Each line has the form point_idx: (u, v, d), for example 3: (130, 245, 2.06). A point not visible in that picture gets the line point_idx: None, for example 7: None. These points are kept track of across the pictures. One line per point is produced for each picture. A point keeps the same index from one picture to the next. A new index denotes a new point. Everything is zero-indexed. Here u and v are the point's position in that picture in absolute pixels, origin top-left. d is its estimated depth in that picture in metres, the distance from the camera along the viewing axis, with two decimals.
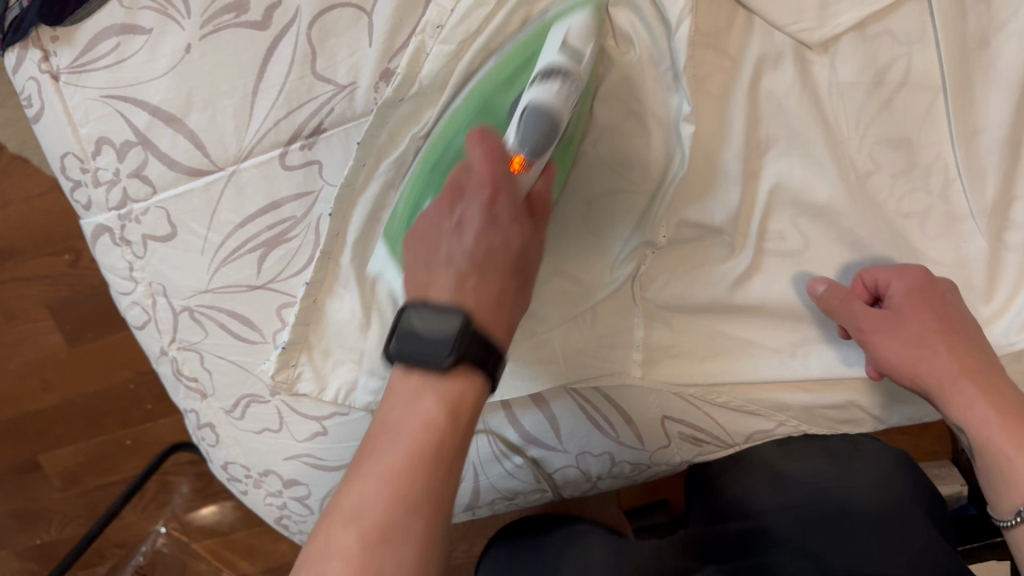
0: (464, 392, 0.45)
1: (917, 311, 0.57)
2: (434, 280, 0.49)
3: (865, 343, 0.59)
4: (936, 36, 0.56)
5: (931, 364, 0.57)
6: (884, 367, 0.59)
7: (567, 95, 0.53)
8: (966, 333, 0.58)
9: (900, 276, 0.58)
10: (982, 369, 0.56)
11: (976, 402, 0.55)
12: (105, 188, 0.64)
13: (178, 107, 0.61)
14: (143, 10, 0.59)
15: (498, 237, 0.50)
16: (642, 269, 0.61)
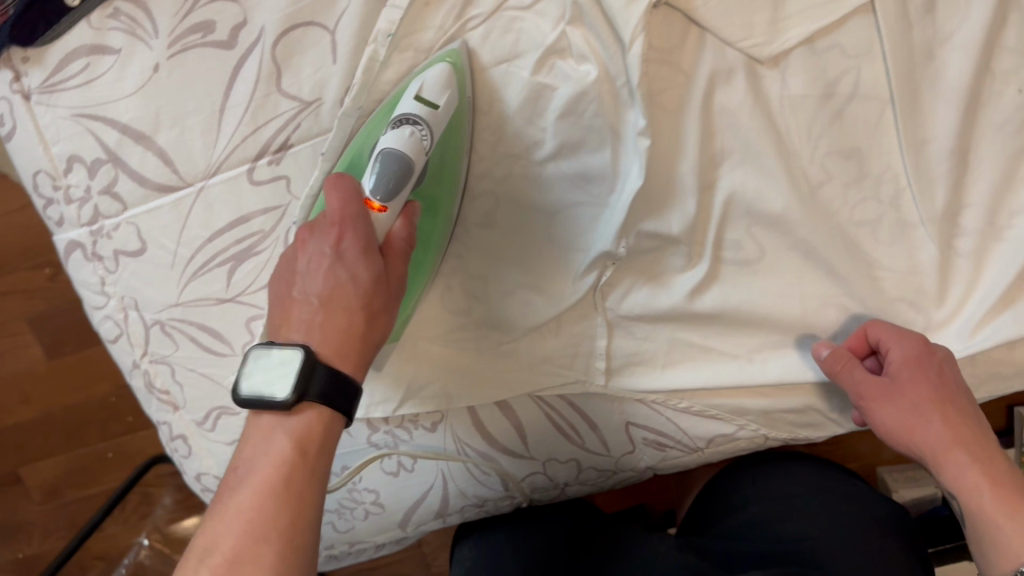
0: (312, 429, 0.48)
1: (911, 379, 0.58)
2: (290, 314, 0.50)
3: (864, 410, 0.60)
4: (883, 51, 0.58)
5: (929, 435, 0.56)
6: (883, 434, 0.59)
7: (419, 140, 0.55)
8: (961, 408, 0.57)
9: (897, 342, 0.59)
10: (978, 441, 0.55)
11: (967, 471, 0.54)
12: (77, 205, 0.65)
13: (147, 125, 0.62)
14: (112, 30, 0.61)
15: (344, 273, 0.50)
16: (603, 279, 0.63)
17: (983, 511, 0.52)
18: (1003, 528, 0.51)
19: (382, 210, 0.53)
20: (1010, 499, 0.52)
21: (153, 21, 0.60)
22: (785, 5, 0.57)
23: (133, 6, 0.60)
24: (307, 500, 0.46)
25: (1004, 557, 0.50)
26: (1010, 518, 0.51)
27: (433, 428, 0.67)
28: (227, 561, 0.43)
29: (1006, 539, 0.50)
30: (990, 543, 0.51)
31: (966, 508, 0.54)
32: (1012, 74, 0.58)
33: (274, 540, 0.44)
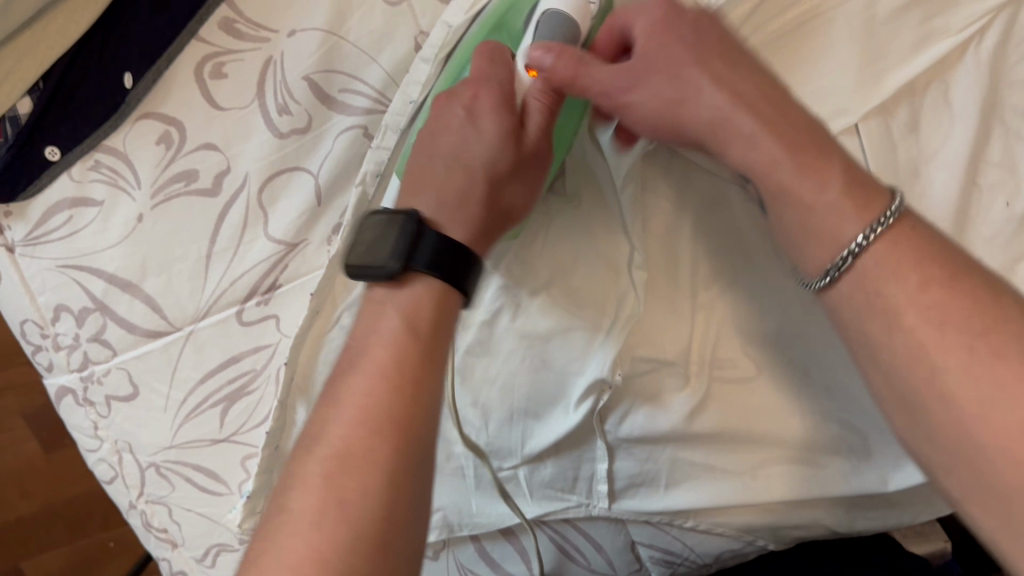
0: (423, 302, 0.45)
1: (655, 41, 0.46)
2: (414, 173, 0.49)
3: (617, 105, 0.48)
4: (871, 170, 0.57)
5: (685, 111, 0.46)
6: (641, 125, 0.48)
7: (586, 1, 0.52)
8: (703, 59, 0.45)
9: (637, 16, 0.47)
10: (762, 95, 0.44)
11: (760, 139, 0.43)
12: (66, 352, 0.64)
13: (133, 273, 0.61)
14: (93, 182, 0.60)
15: (477, 133, 0.49)
16: (602, 403, 0.61)
17: (778, 194, 0.44)
18: (819, 208, 0.42)
19: (542, 77, 0.51)
20: (819, 174, 0.42)
21: (135, 172, 0.60)
22: None
23: (113, 158, 0.59)
24: (428, 370, 0.44)
25: (814, 259, 0.43)
26: (818, 193, 0.42)
27: (436, 556, 0.68)
28: (362, 405, 0.42)
29: (835, 231, 0.42)
30: (790, 197, 0.43)
31: (744, 170, 0.46)
32: (999, 187, 0.59)
33: (408, 357, 0.44)
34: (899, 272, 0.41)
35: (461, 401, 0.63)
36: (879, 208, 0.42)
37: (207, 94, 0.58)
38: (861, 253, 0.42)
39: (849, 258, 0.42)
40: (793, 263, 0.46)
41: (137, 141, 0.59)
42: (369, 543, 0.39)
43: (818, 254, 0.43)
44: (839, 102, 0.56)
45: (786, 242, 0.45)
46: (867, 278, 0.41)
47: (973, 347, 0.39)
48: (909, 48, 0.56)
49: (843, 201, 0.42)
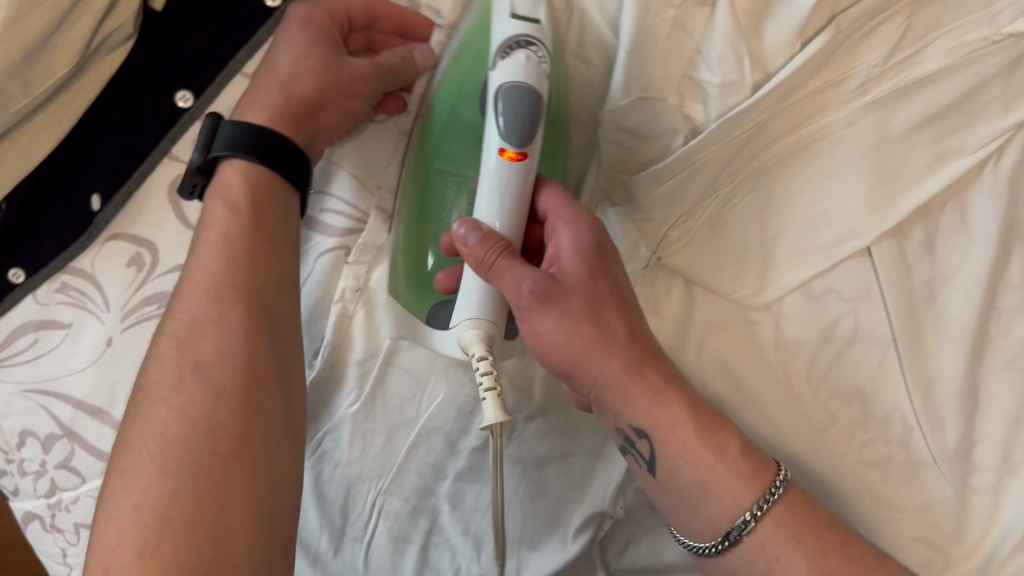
0: (235, 182, 0.51)
1: (582, 277, 0.48)
2: (264, 77, 0.54)
3: (519, 314, 0.48)
4: (881, 294, 0.55)
5: (599, 353, 0.47)
6: (538, 345, 0.48)
7: (538, 62, 0.49)
8: (604, 316, 0.48)
9: (569, 230, 0.48)
10: (650, 362, 0.48)
11: (665, 395, 0.47)
12: (32, 477, 0.60)
13: (103, 399, 0.58)
14: (59, 305, 0.57)
15: (301, 56, 0.54)
16: (602, 533, 0.59)
17: (670, 454, 0.47)
18: (716, 468, 0.46)
19: (520, 159, 0.48)
20: (715, 441, 0.46)
21: (104, 294, 0.56)
22: (775, 254, 0.54)
23: (81, 280, 0.56)
24: (253, 274, 0.49)
25: (707, 518, 0.46)
26: (718, 454, 0.46)
27: None
28: (211, 277, 0.48)
29: (721, 480, 0.45)
30: (667, 446, 0.47)
31: (634, 427, 0.48)
32: (1019, 309, 0.55)
33: (235, 225, 0.50)
34: (781, 554, 0.44)
35: (452, 529, 0.60)
36: (767, 481, 0.45)
37: (181, 215, 0.56)
38: (756, 525, 0.45)
39: (749, 521, 0.45)
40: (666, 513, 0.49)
41: (106, 263, 0.56)
42: (233, 408, 0.44)
43: (721, 512, 0.45)
44: (848, 226, 0.53)
45: (656, 497, 0.48)
46: (764, 548, 0.44)
47: None
48: (924, 167, 0.53)
49: (733, 467, 0.46)
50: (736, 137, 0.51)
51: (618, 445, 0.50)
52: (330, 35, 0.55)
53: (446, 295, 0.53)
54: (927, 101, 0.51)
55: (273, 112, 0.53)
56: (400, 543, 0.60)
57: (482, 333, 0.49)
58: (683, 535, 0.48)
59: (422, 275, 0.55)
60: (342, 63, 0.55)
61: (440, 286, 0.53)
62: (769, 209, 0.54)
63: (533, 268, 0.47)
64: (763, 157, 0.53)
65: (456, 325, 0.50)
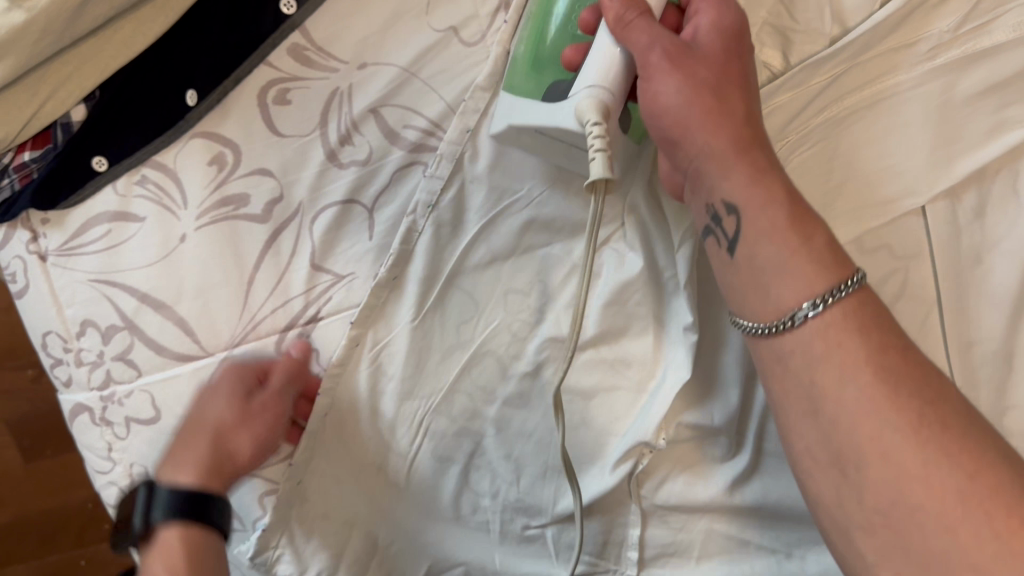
0: (175, 544, 0.54)
1: (719, 53, 0.49)
2: (191, 440, 0.58)
3: (644, 75, 0.50)
4: (931, 254, 0.58)
5: (711, 122, 0.47)
6: (656, 107, 0.49)
7: None
8: (727, 93, 0.48)
9: (713, 9, 0.50)
10: (757, 139, 0.48)
11: (767, 174, 0.46)
12: (87, 368, 0.62)
13: (168, 293, 0.59)
14: (138, 198, 0.58)
15: (228, 416, 0.57)
16: (640, 468, 0.60)
17: (754, 233, 0.45)
18: (797, 261, 0.43)
19: None
20: (803, 230, 0.44)
21: (182, 191, 0.58)
22: (835, 204, 0.56)
23: (161, 174, 0.58)
24: None
25: (774, 300, 0.44)
26: (805, 241, 0.44)
27: None
28: None
29: (789, 273, 0.43)
30: (752, 201, 0.45)
31: (727, 203, 0.47)
32: None
33: None
34: (844, 346, 0.42)
35: (494, 453, 0.62)
36: (845, 274, 0.43)
37: (268, 122, 0.57)
38: (823, 310, 0.42)
39: (801, 318, 0.43)
40: (733, 298, 0.47)
41: (188, 159, 0.57)
42: None
43: (791, 293, 0.43)
44: (902, 184, 0.56)
45: (724, 278, 0.47)
46: (827, 331, 0.42)
47: (927, 419, 0.40)
48: (981, 135, 0.56)
49: (815, 255, 0.43)
50: (812, 84, 0.54)
51: (702, 228, 0.49)
52: (237, 382, 0.58)
53: (568, 72, 0.53)
54: (988, 72, 0.55)
55: (200, 466, 0.57)
56: (443, 461, 0.62)
57: (598, 99, 0.49)
58: (741, 318, 0.46)
59: (542, 57, 0.55)
60: (252, 408, 0.57)
61: (564, 58, 0.53)
62: (834, 161, 0.56)
63: (669, 35, 0.49)
64: (834, 109, 0.55)
65: (575, 94, 0.50)
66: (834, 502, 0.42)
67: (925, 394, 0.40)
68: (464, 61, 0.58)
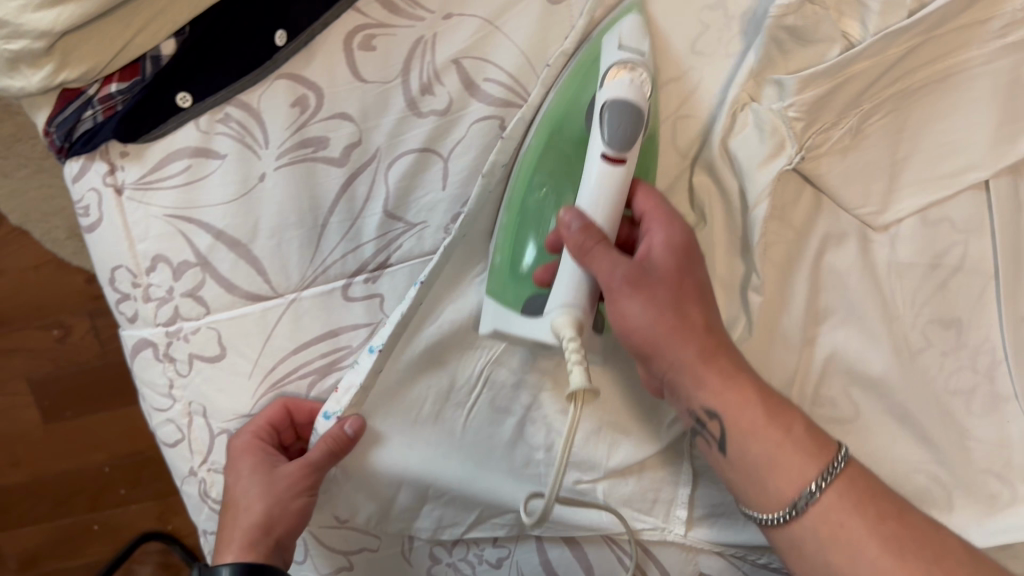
0: None
1: (674, 269, 0.52)
2: (230, 517, 0.59)
3: (609, 298, 0.52)
4: (992, 229, 0.59)
5: (676, 347, 0.51)
6: (624, 328, 0.52)
7: (639, 87, 0.53)
8: (687, 305, 0.52)
9: (663, 230, 0.53)
10: (725, 354, 0.51)
11: (724, 389, 0.51)
12: (154, 304, 0.62)
13: (244, 232, 0.60)
14: (219, 135, 0.59)
15: (253, 482, 0.59)
16: (694, 428, 0.63)
17: (741, 431, 0.50)
18: (781, 454, 0.49)
19: (620, 161, 0.52)
20: (783, 421, 0.50)
21: (265, 130, 0.59)
22: (901, 175, 0.58)
23: (245, 114, 0.59)
24: None
25: (774, 493, 0.49)
26: (783, 434, 0.50)
27: (499, 565, 0.67)
28: None
29: (780, 467, 0.49)
30: (755, 434, 0.50)
31: (706, 409, 0.51)
32: None
33: None
34: (846, 525, 0.47)
35: (550, 407, 0.63)
36: (829, 457, 0.49)
37: (352, 66, 0.58)
38: (819, 496, 0.48)
39: (794, 512, 0.48)
40: (735, 491, 0.52)
41: (272, 100, 0.59)
42: None
43: (787, 484, 0.49)
44: (968, 159, 0.58)
45: (727, 477, 0.52)
46: (828, 516, 0.48)
47: (928, 569, 0.45)
48: None
49: (800, 442, 0.49)
50: (887, 57, 0.54)
51: (689, 427, 0.53)
52: (261, 454, 0.60)
53: (541, 288, 0.55)
54: None
55: (247, 543, 0.57)
56: (501, 413, 0.63)
57: (573, 318, 0.51)
58: (748, 511, 0.51)
59: (517, 275, 0.56)
60: (279, 478, 0.59)
61: (535, 278, 0.55)
62: (903, 132, 0.57)
63: (625, 260, 0.51)
64: (907, 82, 0.56)
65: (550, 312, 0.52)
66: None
67: (925, 554, 0.46)
68: (547, 16, 0.59)
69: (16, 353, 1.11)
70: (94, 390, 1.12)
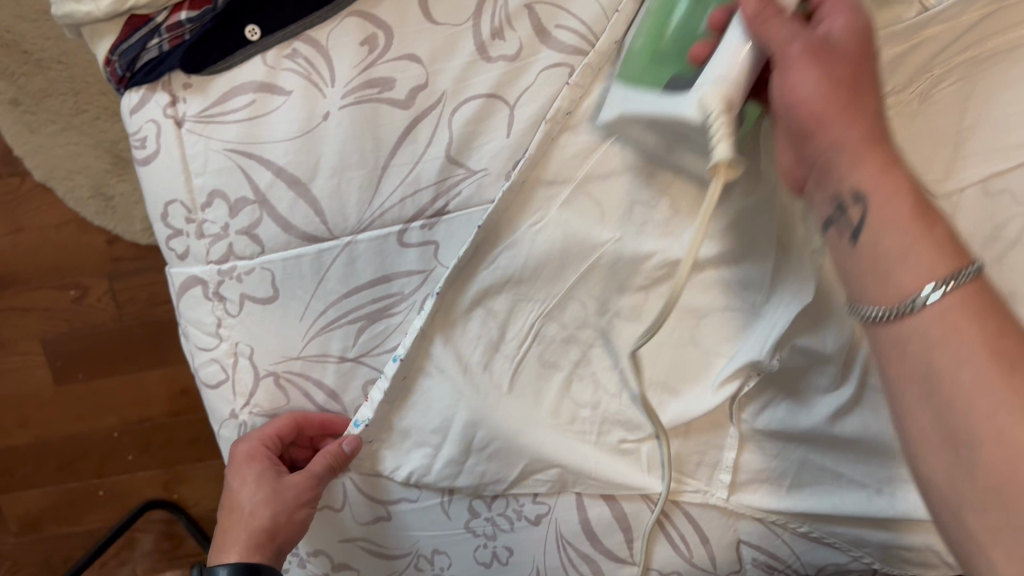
0: None
1: (853, 53, 0.47)
2: (233, 520, 0.60)
3: (778, 69, 0.48)
4: None
5: (835, 119, 0.46)
6: (790, 100, 0.48)
7: None
8: (860, 91, 0.47)
9: (846, 14, 0.48)
10: (877, 135, 0.45)
11: (891, 173, 0.44)
12: (208, 241, 0.62)
13: (303, 171, 0.60)
14: (286, 71, 0.59)
15: (260, 490, 0.60)
16: (744, 391, 0.62)
17: (881, 223, 0.43)
18: (920, 245, 0.41)
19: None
20: (926, 221, 0.41)
21: (332, 69, 0.59)
22: (965, 145, 0.58)
23: (313, 50, 0.59)
24: None
25: (895, 286, 0.41)
26: (929, 228, 0.41)
27: (536, 522, 0.65)
28: None
29: (920, 247, 0.41)
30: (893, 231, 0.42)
31: (855, 192, 0.44)
32: None
33: None
34: (960, 330, 0.39)
35: (599, 363, 0.63)
36: (956, 267, 0.40)
37: (425, 10, 0.60)
38: (946, 294, 0.39)
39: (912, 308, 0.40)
40: (852, 290, 0.44)
41: (341, 37, 0.59)
42: None
43: (912, 279, 0.40)
44: None
45: (849, 272, 0.45)
46: (946, 316, 0.39)
47: None
48: None
49: (938, 243, 0.41)
50: (960, 23, 0.57)
51: (827, 215, 0.46)
52: (265, 462, 0.61)
53: (693, 65, 0.54)
54: None
55: (252, 549, 0.58)
56: (548, 367, 0.63)
57: (724, 95, 0.49)
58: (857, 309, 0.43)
59: (662, 53, 0.57)
60: (286, 487, 0.60)
61: (693, 55, 0.54)
62: (971, 100, 0.58)
63: (803, 33, 0.48)
64: (976, 49, 0.58)
65: (696, 92, 0.50)
66: (982, 540, 0.37)
67: None
68: None
69: (28, 312, 1.04)
70: (94, 354, 1.05)
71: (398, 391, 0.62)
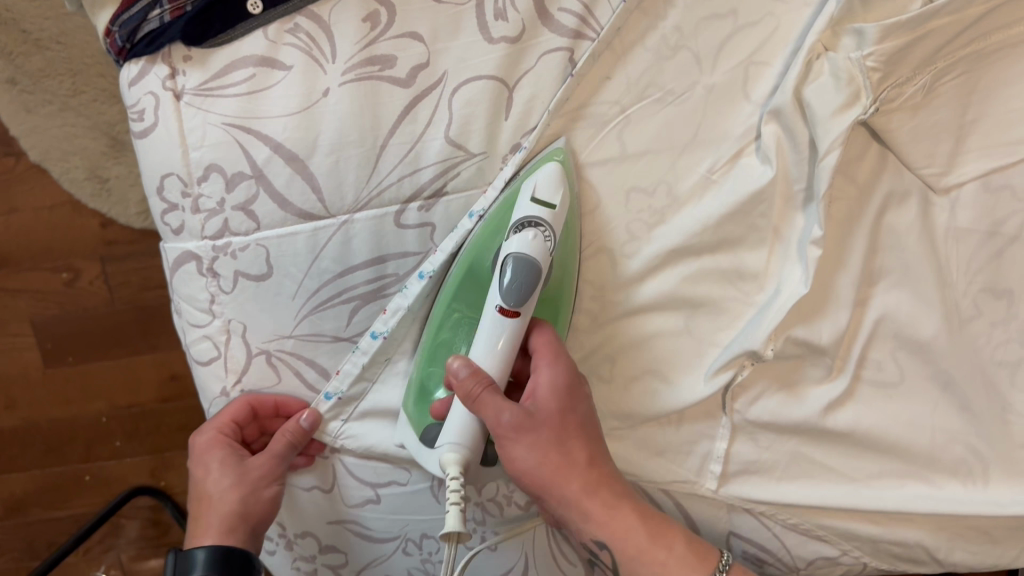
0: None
1: (555, 406, 0.54)
2: (201, 508, 0.61)
3: (499, 442, 0.54)
4: None
5: (560, 484, 0.54)
6: (513, 470, 0.54)
7: (543, 240, 0.55)
8: (568, 438, 0.54)
9: (550, 369, 0.54)
10: (603, 486, 0.55)
11: (600, 515, 0.55)
12: (203, 217, 0.61)
13: (302, 148, 0.59)
14: (287, 46, 0.59)
15: (225, 474, 0.61)
16: (740, 380, 0.60)
17: (629, 559, 0.56)
18: (669, 568, 0.55)
19: (513, 313, 0.54)
20: (666, 540, 0.56)
21: (333, 45, 0.59)
22: (967, 139, 0.59)
23: (315, 26, 0.59)
24: None
25: None
26: (666, 552, 0.56)
27: (527, 508, 0.64)
28: None
29: (675, 571, 0.55)
30: (643, 559, 0.55)
31: (597, 539, 0.56)
32: None
33: None
34: None
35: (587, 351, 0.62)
36: (712, 564, 0.56)
37: None
38: None
39: None
40: None
41: (344, 12, 0.59)
42: None
43: None
44: None
45: None
46: None
47: None
48: None
49: (682, 561, 0.56)
50: (967, 16, 0.55)
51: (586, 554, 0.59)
52: (229, 448, 0.62)
53: (435, 417, 0.57)
54: None
55: (222, 530, 0.59)
56: None
57: (461, 456, 0.53)
58: None
59: (425, 400, 0.59)
60: (251, 470, 0.61)
61: (432, 410, 0.57)
62: (973, 94, 0.58)
63: (511, 403, 0.53)
64: (982, 43, 0.57)
65: (440, 445, 0.54)
66: None
67: None
68: None
69: (19, 294, 1.03)
70: (82, 338, 1.04)
71: (381, 371, 0.63)
